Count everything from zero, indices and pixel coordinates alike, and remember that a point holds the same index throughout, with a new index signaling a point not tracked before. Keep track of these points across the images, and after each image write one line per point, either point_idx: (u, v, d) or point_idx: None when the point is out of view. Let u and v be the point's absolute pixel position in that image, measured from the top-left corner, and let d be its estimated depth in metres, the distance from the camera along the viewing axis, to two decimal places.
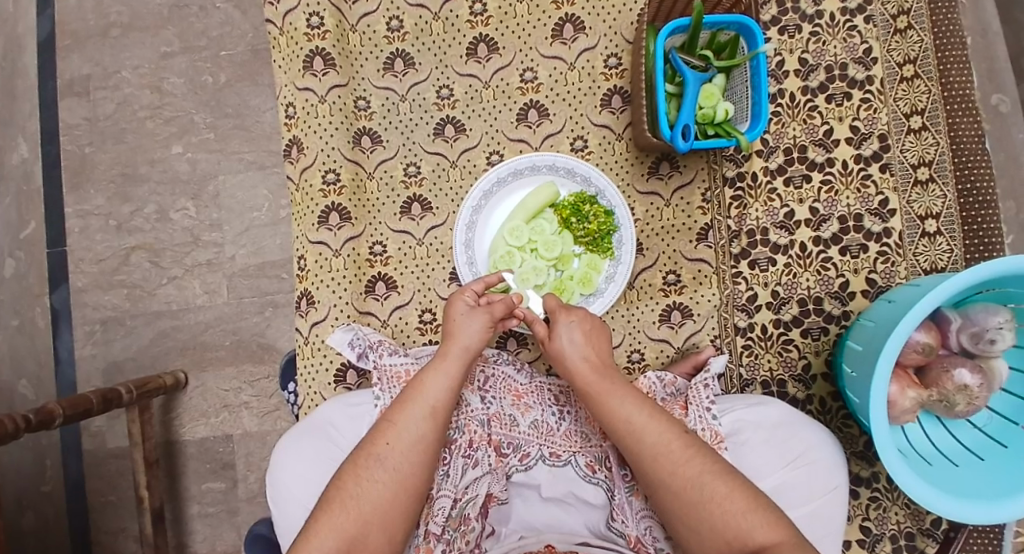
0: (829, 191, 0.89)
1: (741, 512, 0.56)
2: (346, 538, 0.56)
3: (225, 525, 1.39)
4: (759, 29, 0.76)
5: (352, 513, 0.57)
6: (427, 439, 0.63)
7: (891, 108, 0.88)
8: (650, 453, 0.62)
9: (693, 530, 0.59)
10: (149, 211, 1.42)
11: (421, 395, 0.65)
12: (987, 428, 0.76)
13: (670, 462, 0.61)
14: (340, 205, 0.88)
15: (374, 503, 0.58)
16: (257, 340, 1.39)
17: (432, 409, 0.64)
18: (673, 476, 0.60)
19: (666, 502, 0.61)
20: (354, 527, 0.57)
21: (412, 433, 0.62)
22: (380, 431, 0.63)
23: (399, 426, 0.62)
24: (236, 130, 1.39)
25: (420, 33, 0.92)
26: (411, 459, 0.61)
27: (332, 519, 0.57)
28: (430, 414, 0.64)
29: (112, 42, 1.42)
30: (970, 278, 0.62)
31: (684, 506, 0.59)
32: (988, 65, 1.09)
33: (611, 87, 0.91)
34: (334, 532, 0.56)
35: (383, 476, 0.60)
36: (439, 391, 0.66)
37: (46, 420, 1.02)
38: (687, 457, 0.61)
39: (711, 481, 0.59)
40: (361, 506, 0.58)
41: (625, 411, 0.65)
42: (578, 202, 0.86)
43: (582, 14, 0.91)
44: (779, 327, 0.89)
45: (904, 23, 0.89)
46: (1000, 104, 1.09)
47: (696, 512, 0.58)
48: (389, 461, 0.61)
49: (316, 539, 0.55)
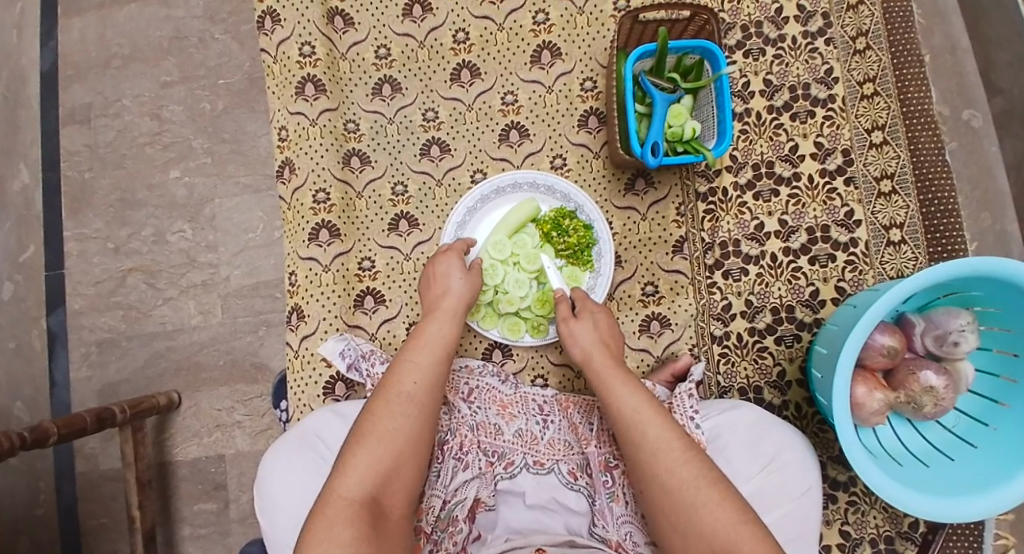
0: (796, 203, 0.93)
1: (731, 522, 0.57)
2: (384, 469, 0.60)
3: (217, 546, 1.39)
4: (722, 53, 0.81)
5: (388, 446, 0.61)
6: (442, 380, 0.71)
7: (853, 124, 0.93)
8: (653, 447, 0.65)
9: (681, 532, 0.60)
10: (147, 234, 1.45)
11: (435, 341, 0.75)
12: (956, 429, 0.78)
13: (669, 458, 0.63)
14: (330, 222, 0.92)
15: (407, 436, 0.63)
16: (250, 359, 1.41)
17: (444, 353, 0.74)
18: (670, 474, 0.62)
19: (658, 497, 0.63)
20: (391, 456, 0.61)
21: (431, 373, 0.70)
22: (402, 372, 0.70)
23: (423, 367, 0.70)
24: (232, 155, 1.44)
25: (407, 60, 0.97)
26: (431, 396, 0.69)
27: (372, 451, 0.60)
28: (442, 358, 0.73)
29: (114, 73, 1.48)
30: (924, 279, 0.65)
31: (676, 506, 0.61)
32: (958, 82, 1.14)
33: (588, 108, 0.96)
34: (373, 463, 0.60)
35: (414, 412, 0.66)
36: (445, 338, 0.75)
37: (41, 438, 1.03)
38: (686, 458, 0.63)
39: (706, 486, 0.60)
40: (396, 440, 0.62)
41: (628, 403, 0.70)
42: (558, 217, 0.90)
43: (558, 41, 0.96)
44: (755, 335, 0.92)
45: (863, 44, 0.94)
46: (972, 119, 1.14)
47: (687, 514, 0.59)
48: (416, 398, 0.67)
49: (357, 473, 0.58)
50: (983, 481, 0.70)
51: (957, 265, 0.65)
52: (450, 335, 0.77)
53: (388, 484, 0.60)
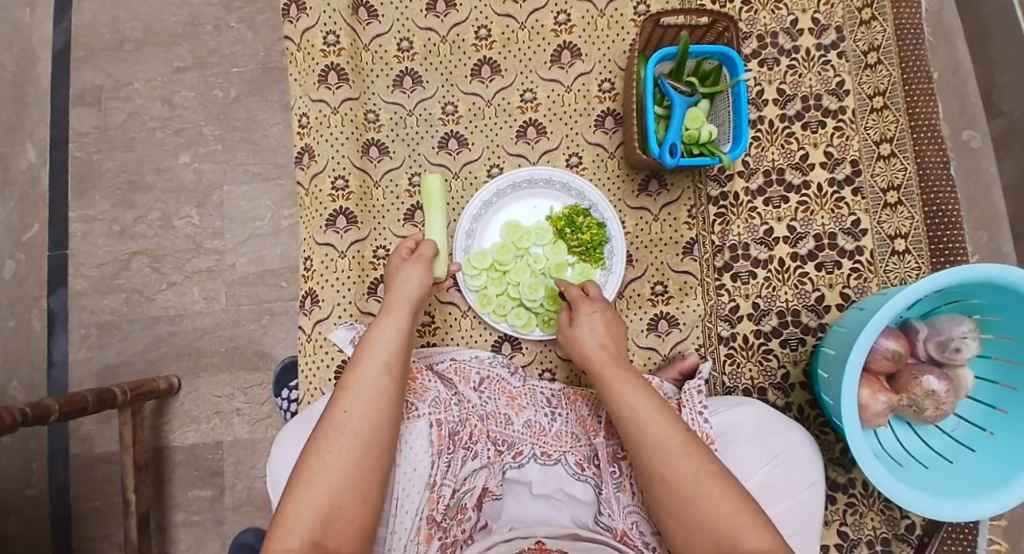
0: (805, 210, 0.95)
1: (732, 513, 0.57)
2: (321, 513, 0.55)
3: (210, 534, 1.38)
4: (740, 59, 0.84)
5: (321, 488, 0.56)
6: (385, 395, 0.64)
7: (861, 136, 0.96)
8: (651, 444, 0.64)
9: (685, 526, 0.60)
10: (153, 217, 1.45)
11: (373, 355, 0.67)
12: (955, 433, 0.81)
13: (667, 454, 0.63)
14: (348, 209, 0.93)
15: (341, 470, 0.57)
16: (252, 347, 1.41)
17: (384, 365, 0.66)
18: (672, 468, 0.62)
19: (659, 491, 0.63)
20: (329, 500, 0.56)
21: (368, 393, 0.63)
22: (337, 400, 0.63)
23: (353, 390, 0.63)
24: (243, 143, 1.44)
25: (428, 54, 0.99)
26: (370, 419, 0.61)
27: (302, 498, 0.55)
28: (384, 371, 0.66)
29: (126, 56, 1.48)
30: (931, 285, 0.67)
31: (677, 502, 0.61)
32: (960, 102, 1.18)
33: (605, 109, 0.98)
34: (308, 510, 0.55)
35: (347, 443, 0.59)
36: (388, 347, 0.68)
37: (43, 416, 1.03)
38: (686, 452, 0.63)
39: (705, 479, 0.60)
40: (327, 479, 0.57)
41: (632, 401, 0.68)
42: (572, 214, 0.93)
43: (579, 42, 0.98)
44: (761, 337, 0.94)
45: (874, 59, 0.97)
46: (972, 139, 1.17)
47: (686, 509, 0.59)
48: (350, 427, 0.60)
49: (289, 525, 0.54)
50: (985, 483, 0.73)
51: (962, 272, 0.67)
52: (396, 341, 0.69)
53: (328, 528, 0.54)
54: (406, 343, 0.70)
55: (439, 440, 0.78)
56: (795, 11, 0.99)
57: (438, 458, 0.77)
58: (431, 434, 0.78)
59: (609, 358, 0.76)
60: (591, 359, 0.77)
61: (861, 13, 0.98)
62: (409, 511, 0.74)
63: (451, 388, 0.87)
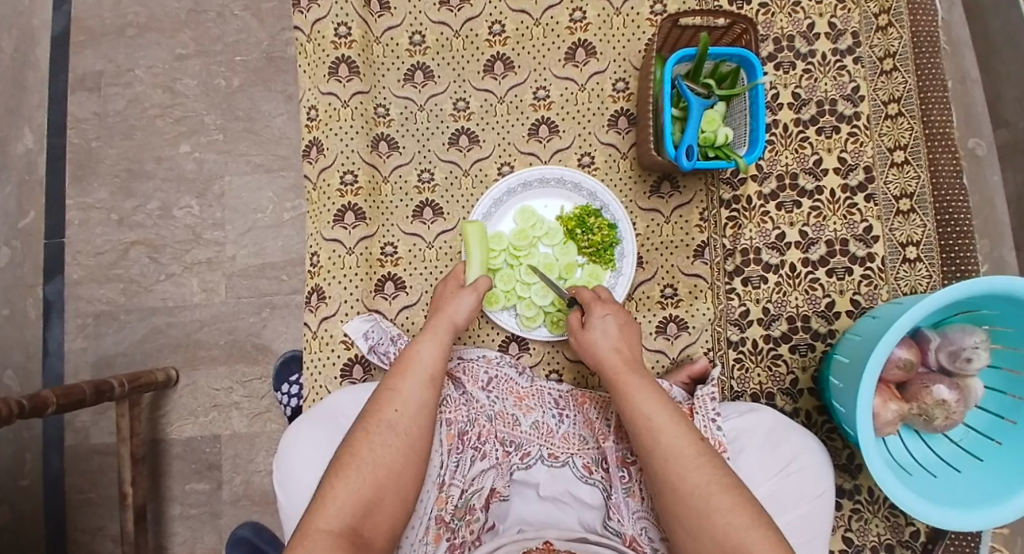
0: (817, 216, 0.95)
1: (743, 526, 0.56)
2: (364, 497, 0.59)
3: (207, 528, 1.37)
4: (758, 62, 0.84)
5: (367, 477, 0.61)
6: (429, 405, 0.70)
7: (875, 142, 0.95)
8: (664, 453, 0.64)
9: (696, 540, 0.59)
10: (152, 207, 1.43)
11: (420, 365, 0.73)
12: (963, 443, 0.81)
13: (681, 465, 0.62)
14: (356, 205, 0.93)
15: (388, 466, 0.63)
16: (252, 340, 1.39)
17: (429, 377, 0.72)
18: (682, 479, 0.61)
19: (670, 505, 0.62)
20: (371, 489, 0.61)
21: (415, 399, 0.69)
22: (385, 400, 0.69)
23: (403, 395, 0.69)
24: (245, 133, 1.41)
25: (441, 49, 0.97)
26: (413, 425, 0.67)
27: (349, 484, 0.60)
28: (428, 382, 0.72)
29: (128, 41, 1.45)
30: (947, 297, 0.67)
31: (688, 515, 0.60)
32: (966, 111, 1.18)
33: (619, 109, 0.97)
34: (350, 495, 0.59)
35: (395, 441, 0.65)
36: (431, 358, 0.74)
37: (40, 407, 1.01)
38: (697, 463, 0.62)
39: (717, 492, 0.59)
40: (376, 470, 0.62)
41: (644, 409, 0.68)
42: (583, 215, 0.92)
43: (594, 40, 0.97)
44: (770, 342, 0.94)
45: (890, 65, 0.96)
46: (977, 148, 1.17)
47: (698, 518, 0.59)
48: (398, 427, 0.66)
49: (335, 505, 0.58)
50: (990, 494, 0.73)
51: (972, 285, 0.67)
52: (437, 356, 0.75)
53: (369, 514, 0.59)
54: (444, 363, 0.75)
55: (449, 439, 0.81)
56: (813, 14, 0.98)
57: (447, 458, 0.80)
58: (443, 434, 0.82)
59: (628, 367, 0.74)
60: (607, 364, 0.75)
61: (878, 18, 0.97)
62: (420, 509, 0.75)
63: (460, 390, 0.88)
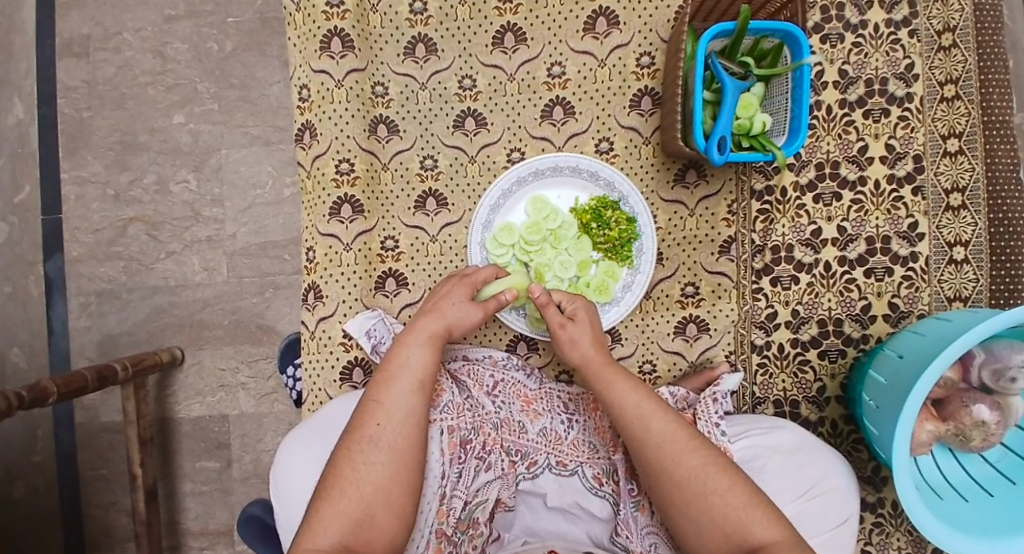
0: (858, 210, 0.87)
1: (742, 506, 0.56)
2: (353, 516, 0.57)
3: (219, 505, 1.25)
4: (805, 38, 0.73)
5: (353, 497, 0.58)
6: (418, 413, 0.64)
7: (928, 128, 0.85)
8: (660, 437, 0.62)
9: (692, 520, 0.59)
10: (149, 181, 1.24)
11: (405, 371, 0.67)
12: (998, 464, 0.75)
13: (677, 447, 0.61)
14: (352, 197, 0.90)
15: (375, 484, 0.59)
16: (256, 321, 1.22)
17: (416, 385, 0.66)
18: (680, 463, 0.60)
19: (666, 487, 0.61)
20: (360, 506, 0.58)
21: (400, 410, 0.64)
22: (368, 412, 0.64)
23: (387, 406, 0.64)
24: (241, 103, 1.21)
25: (445, 18, 0.91)
26: (399, 434, 0.62)
27: (334, 506, 0.57)
28: (417, 389, 0.66)
29: (113, 2, 1.24)
30: (998, 325, 0.62)
31: (685, 498, 0.59)
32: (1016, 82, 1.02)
33: (642, 87, 0.90)
34: (336, 519, 0.57)
35: (380, 456, 0.61)
36: (420, 363, 0.68)
37: (39, 399, 0.86)
38: (692, 447, 0.61)
39: (718, 471, 0.59)
40: (361, 489, 0.58)
41: (629, 400, 0.65)
42: (599, 207, 0.85)
43: (616, 7, 0.89)
44: (797, 347, 0.88)
45: (948, 41, 0.85)
46: None
47: (698, 501, 0.58)
48: (382, 441, 0.62)
49: (323, 527, 0.56)
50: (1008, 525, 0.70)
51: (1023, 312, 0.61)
52: (425, 359, 0.68)
53: (360, 533, 0.57)
54: (434, 364, 0.69)
55: (450, 448, 0.72)
56: None
57: (449, 467, 0.72)
58: (443, 441, 0.73)
59: (606, 361, 0.71)
60: (585, 363, 0.72)
61: None
62: (419, 524, 0.70)
63: (464, 392, 0.80)
